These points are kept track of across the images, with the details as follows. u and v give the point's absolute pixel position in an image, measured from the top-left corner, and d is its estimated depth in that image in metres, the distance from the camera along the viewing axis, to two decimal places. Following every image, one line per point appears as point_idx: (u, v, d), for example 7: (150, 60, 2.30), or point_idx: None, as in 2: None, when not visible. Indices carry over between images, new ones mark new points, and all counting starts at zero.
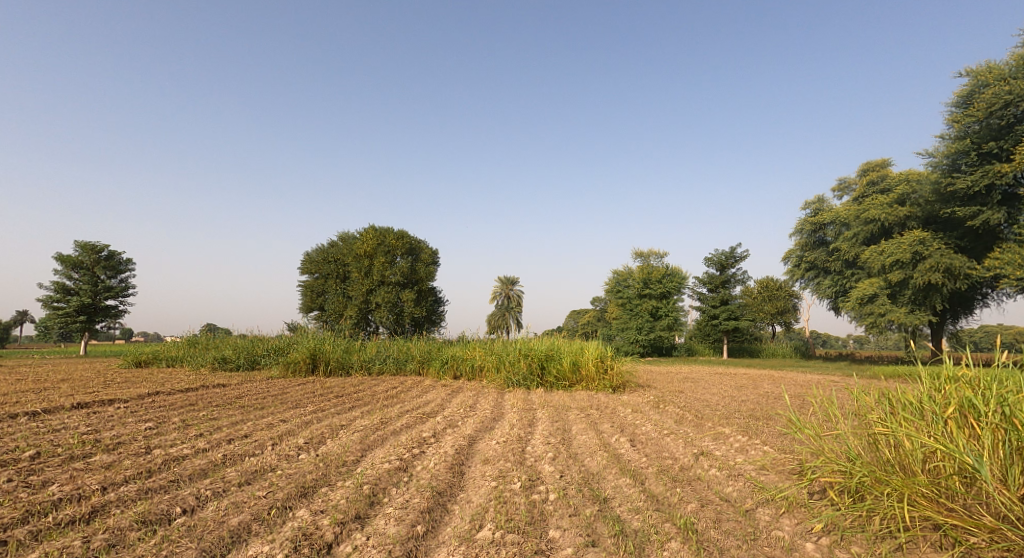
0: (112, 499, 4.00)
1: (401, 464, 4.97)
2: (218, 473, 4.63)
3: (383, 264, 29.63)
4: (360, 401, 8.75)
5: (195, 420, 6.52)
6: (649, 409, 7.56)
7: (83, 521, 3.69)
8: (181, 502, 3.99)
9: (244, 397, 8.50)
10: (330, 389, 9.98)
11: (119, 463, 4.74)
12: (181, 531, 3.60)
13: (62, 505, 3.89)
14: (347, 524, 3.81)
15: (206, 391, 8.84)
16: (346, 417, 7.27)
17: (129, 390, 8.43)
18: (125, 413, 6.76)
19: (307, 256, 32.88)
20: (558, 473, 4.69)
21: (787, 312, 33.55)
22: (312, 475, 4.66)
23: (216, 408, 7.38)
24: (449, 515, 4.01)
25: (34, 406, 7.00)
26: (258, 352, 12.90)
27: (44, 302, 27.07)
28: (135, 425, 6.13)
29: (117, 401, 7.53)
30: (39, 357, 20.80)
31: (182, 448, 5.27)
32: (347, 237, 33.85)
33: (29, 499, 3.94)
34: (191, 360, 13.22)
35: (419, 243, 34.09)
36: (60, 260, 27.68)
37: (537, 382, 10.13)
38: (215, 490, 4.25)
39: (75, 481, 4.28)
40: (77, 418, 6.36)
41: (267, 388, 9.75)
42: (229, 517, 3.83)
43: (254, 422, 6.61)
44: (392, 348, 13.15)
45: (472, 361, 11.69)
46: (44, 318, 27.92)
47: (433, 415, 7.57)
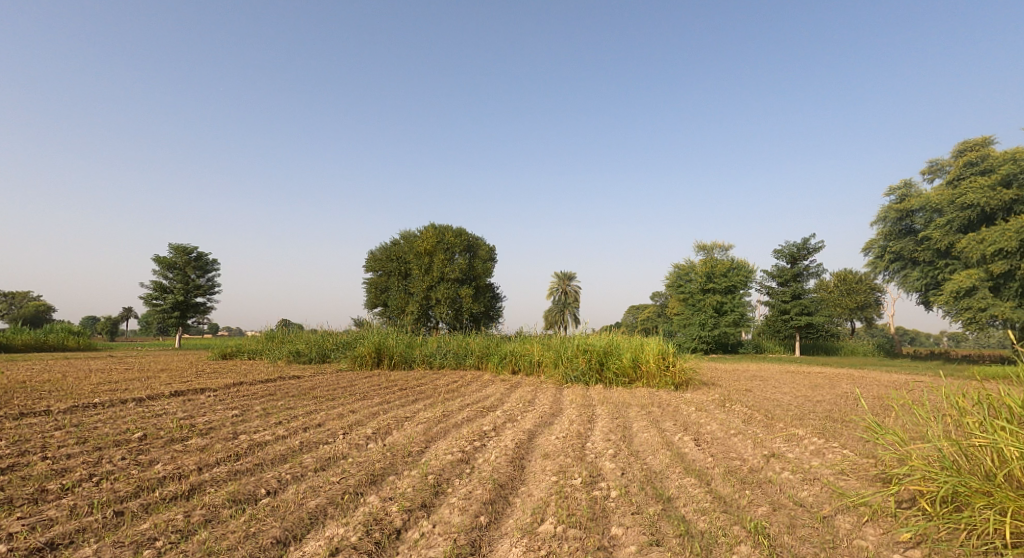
0: (207, 478, 4.33)
1: (463, 456, 5.09)
2: (297, 459, 4.91)
3: (443, 260, 30.11)
4: (421, 395, 8.97)
5: (274, 409, 6.94)
6: (715, 408, 7.36)
7: (184, 497, 4.02)
8: (265, 485, 4.27)
9: (316, 388, 8.96)
10: (396, 382, 10.33)
11: (212, 446, 5.12)
12: (265, 511, 3.85)
13: (165, 482, 4.25)
14: (414, 512, 3.95)
15: (284, 382, 9.39)
16: (411, 410, 7.51)
17: (217, 380, 9.04)
18: (215, 400, 7.33)
19: (372, 254, 33.94)
20: (619, 471, 4.65)
21: (868, 308, 31.67)
22: (380, 463, 4.85)
23: (293, 398, 7.81)
24: (511, 507, 4.08)
25: (139, 392, 7.70)
26: (328, 346, 13.49)
27: (145, 300, 29.57)
28: (223, 412, 6.60)
29: (207, 389, 8.13)
30: (140, 349, 22.67)
31: (264, 434, 5.61)
32: (408, 235, 34.61)
33: (138, 475, 4.34)
34: (268, 354, 14.09)
35: (476, 239, 34.25)
36: (156, 261, 30.01)
37: (596, 377, 10.06)
38: (295, 474, 4.52)
39: (175, 461, 4.66)
40: (175, 404, 6.95)
41: (337, 380, 10.19)
42: (307, 500, 4.06)
43: (326, 412, 6.95)
44: (452, 343, 13.32)
45: (530, 357, 11.73)
46: (145, 314, 30.61)
47: (492, 409, 7.67)
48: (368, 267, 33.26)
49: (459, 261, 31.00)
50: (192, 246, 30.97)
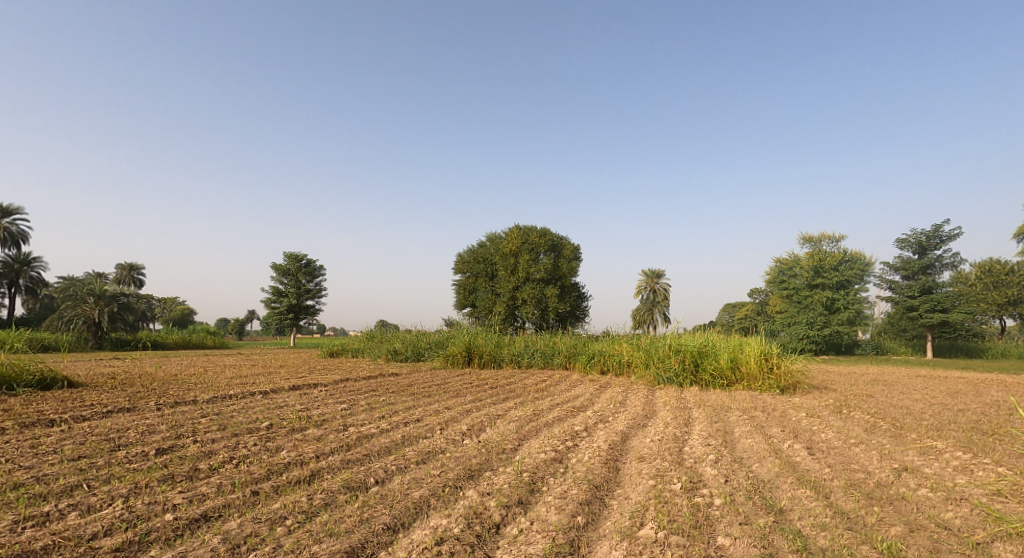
0: (324, 465, 4.62)
1: (557, 455, 5.06)
2: (400, 451, 5.11)
3: (528, 261, 30.26)
4: (512, 393, 9.05)
5: (377, 403, 7.31)
6: (831, 414, 6.77)
7: (306, 482, 4.32)
8: (373, 474, 4.47)
9: (414, 385, 9.33)
10: (487, 380, 10.53)
11: (326, 436, 5.47)
12: (375, 498, 4.04)
13: (290, 467, 4.60)
14: (511, 508, 3.96)
15: (384, 379, 9.88)
16: (502, 408, 7.59)
17: (325, 376, 9.70)
18: (326, 394, 7.86)
19: (460, 256, 34.82)
20: (722, 478, 4.39)
21: (1021, 304, 27.81)
22: (476, 459, 4.93)
23: (393, 394, 8.18)
24: (608, 509, 3.98)
25: (262, 386, 8.44)
26: (422, 345, 14.00)
27: (265, 303, 32.51)
28: (334, 405, 7.04)
29: (319, 384, 8.74)
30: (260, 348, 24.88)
31: (370, 427, 5.92)
32: (494, 237, 35.14)
33: (268, 460, 4.73)
34: (369, 352, 14.91)
35: (561, 238, 34.13)
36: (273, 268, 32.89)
37: (690, 379, 9.62)
38: (399, 466, 4.71)
39: (297, 448, 5.03)
40: (293, 397, 7.54)
41: (432, 378, 10.55)
42: (411, 490, 4.20)
43: (424, 408, 7.20)
44: (540, 343, 13.30)
45: (619, 357, 11.47)
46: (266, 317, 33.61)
47: (583, 410, 7.57)
48: (457, 269, 34.19)
49: (543, 261, 30.97)
50: (302, 253, 33.58)
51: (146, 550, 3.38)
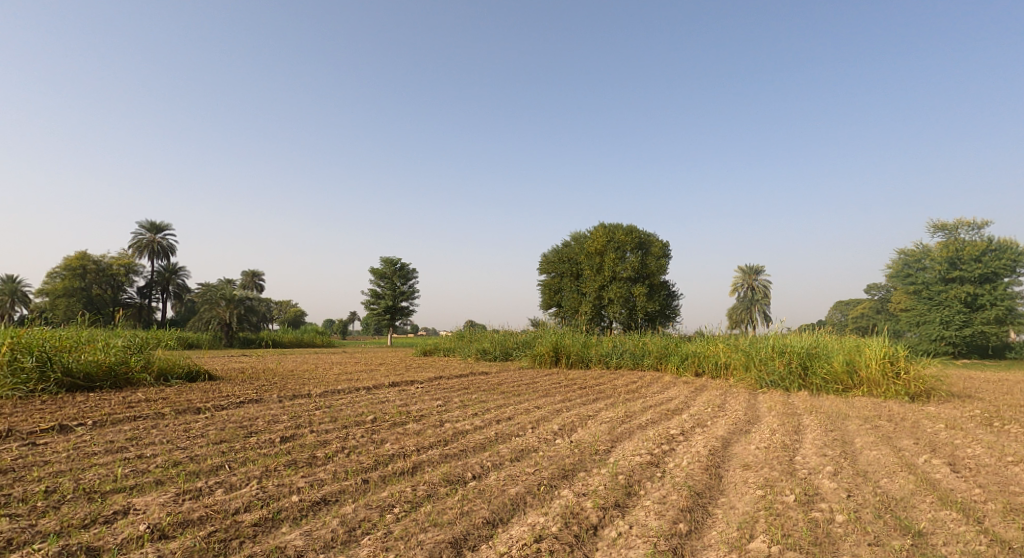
0: (425, 458, 4.85)
1: (652, 459, 4.96)
2: (494, 448, 5.25)
3: (614, 259, 29.78)
4: (602, 394, 8.97)
5: (470, 401, 7.54)
6: (975, 427, 6.09)
7: (410, 473, 4.55)
8: (471, 469, 4.62)
9: (503, 384, 9.52)
10: (576, 381, 10.49)
11: (424, 431, 5.73)
12: (474, 492, 4.17)
13: (394, 459, 4.87)
14: (608, 510, 3.94)
15: (476, 377, 10.14)
16: (593, 408, 7.55)
17: (420, 374, 10.14)
18: (422, 391, 8.22)
19: (544, 256, 34.90)
20: (843, 492, 4.10)
21: None
22: (570, 459, 4.94)
23: (484, 392, 8.39)
24: (712, 518, 3.85)
25: (364, 382, 8.99)
26: (510, 345, 14.20)
27: (365, 305, 34.64)
28: (430, 401, 7.36)
29: (415, 381, 9.16)
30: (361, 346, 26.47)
31: (465, 423, 6.12)
32: (578, 236, 34.86)
33: (376, 451, 5.05)
34: (460, 351, 15.35)
35: (649, 235, 33.29)
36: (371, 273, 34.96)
37: (798, 383, 9.04)
38: (494, 462, 4.83)
39: (399, 441, 5.32)
40: (393, 393, 7.96)
41: (521, 377, 10.70)
42: (508, 487, 4.30)
43: (514, 407, 7.31)
44: (628, 343, 13.01)
45: (715, 359, 11.01)
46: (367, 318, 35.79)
47: (679, 413, 7.34)
48: (542, 269, 34.33)
49: (630, 258, 30.32)
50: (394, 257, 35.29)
51: (275, 525, 3.73)
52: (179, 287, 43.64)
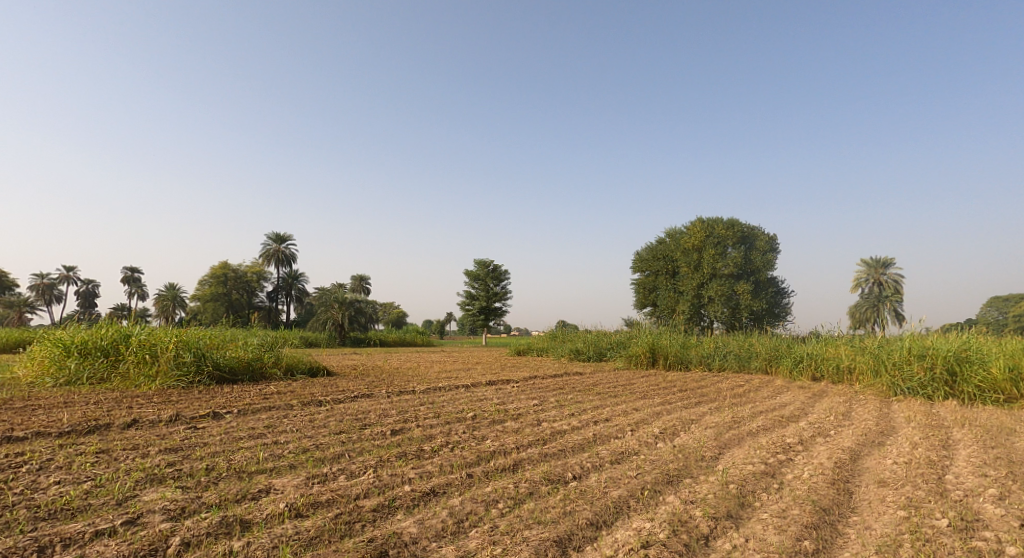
0: (524, 456, 5.01)
1: (767, 469, 4.77)
2: (594, 449, 5.29)
3: (714, 255, 28.53)
4: (705, 397, 8.69)
5: (566, 401, 7.62)
6: None
7: (511, 470, 4.73)
8: (571, 469, 4.71)
9: (599, 384, 9.51)
10: (676, 383, 10.22)
11: (523, 429, 5.91)
12: (576, 493, 4.26)
13: (496, 455, 5.08)
14: (720, 520, 3.86)
15: (571, 377, 10.20)
16: (696, 412, 7.35)
17: (516, 373, 10.39)
18: (518, 390, 8.42)
19: (637, 254, 34.13)
20: (1011, 521, 3.70)
21: None
22: (674, 464, 4.88)
23: (579, 392, 8.44)
24: (842, 537, 3.65)
25: (463, 380, 9.38)
26: (604, 346, 14.08)
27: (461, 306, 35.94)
28: (527, 400, 7.54)
29: (511, 380, 9.41)
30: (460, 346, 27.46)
31: (562, 423, 6.21)
32: (673, 233, 33.74)
33: (477, 448, 5.30)
34: (553, 351, 15.48)
35: (753, 229, 31.57)
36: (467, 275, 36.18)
37: (946, 392, 8.13)
38: (594, 463, 4.88)
39: (499, 439, 5.54)
40: (490, 391, 8.24)
41: (617, 378, 10.62)
42: (610, 489, 4.34)
43: (612, 408, 7.29)
44: (733, 344, 12.42)
45: (836, 362, 10.24)
46: (462, 318, 37.09)
47: (794, 420, 6.93)
48: (635, 268, 33.64)
49: (732, 254, 28.88)
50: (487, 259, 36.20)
51: (391, 512, 4.01)
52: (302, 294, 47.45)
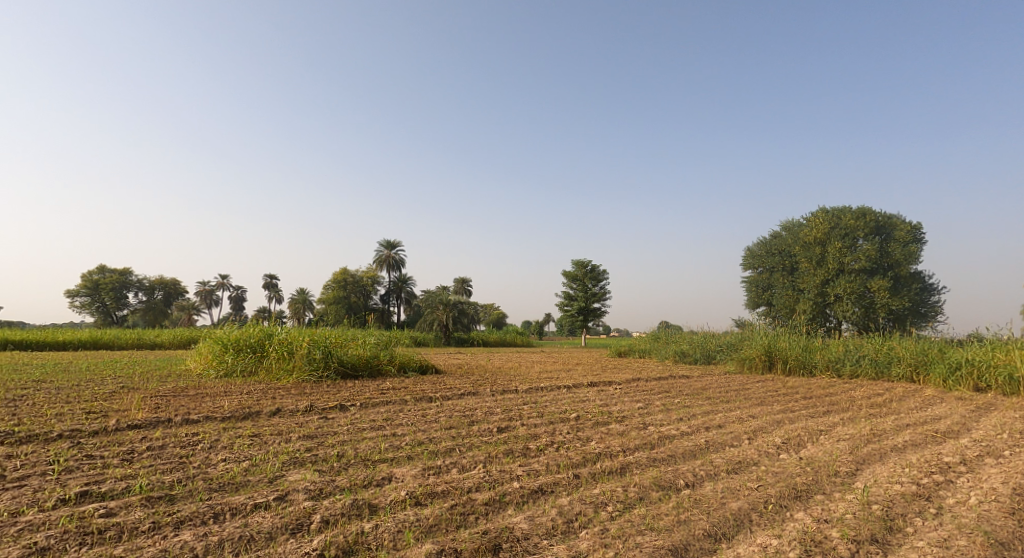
0: (632, 461, 5.00)
1: (920, 491, 4.38)
2: (707, 456, 5.15)
3: (840, 248, 26.22)
4: (835, 407, 8.04)
5: (673, 405, 7.45)
6: None
7: (618, 473, 4.76)
8: (683, 477, 4.63)
9: (709, 389, 9.17)
10: (797, 389, 9.57)
11: (628, 432, 5.89)
12: (690, 501, 4.20)
13: (602, 457, 5.13)
14: (864, 545, 3.62)
15: (677, 381, 9.92)
16: (825, 423, 6.83)
17: (618, 375, 10.30)
18: (622, 392, 8.36)
19: (749, 250, 32.23)
20: None
21: None
22: (801, 478, 4.62)
23: (687, 396, 8.19)
24: None
25: (565, 381, 9.47)
26: (712, 348, 13.48)
27: (561, 306, 36.18)
28: (631, 403, 7.47)
29: (613, 382, 9.35)
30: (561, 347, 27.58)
31: (670, 428, 6.09)
32: (791, 226, 31.43)
33: (582, 449, 5.38)
34: (657, 352, 15.12)
35: (891, 218, 28.48)
36: (567, 275, 36.34)
37: None
38: (709, 472, 4.75)
39: (604, 442, 5.57)
40: (592, 392, 8.25)
41: (728, 382, 10.16)
42: (729, 500, 4.22)
43: (725, 414, 6.96)
44: (868, 348, 11.36)
45: (1003, 370, 8.77)
46: (561, 319, 37.34)
47: (952, 436, 6.22)
48: (745, 265, 31.93)
49: (863, 246, 26.31)
50: (584, 260, 35.98)
51: (502, 507, 4.20)
52: (410, 296, 50.09)
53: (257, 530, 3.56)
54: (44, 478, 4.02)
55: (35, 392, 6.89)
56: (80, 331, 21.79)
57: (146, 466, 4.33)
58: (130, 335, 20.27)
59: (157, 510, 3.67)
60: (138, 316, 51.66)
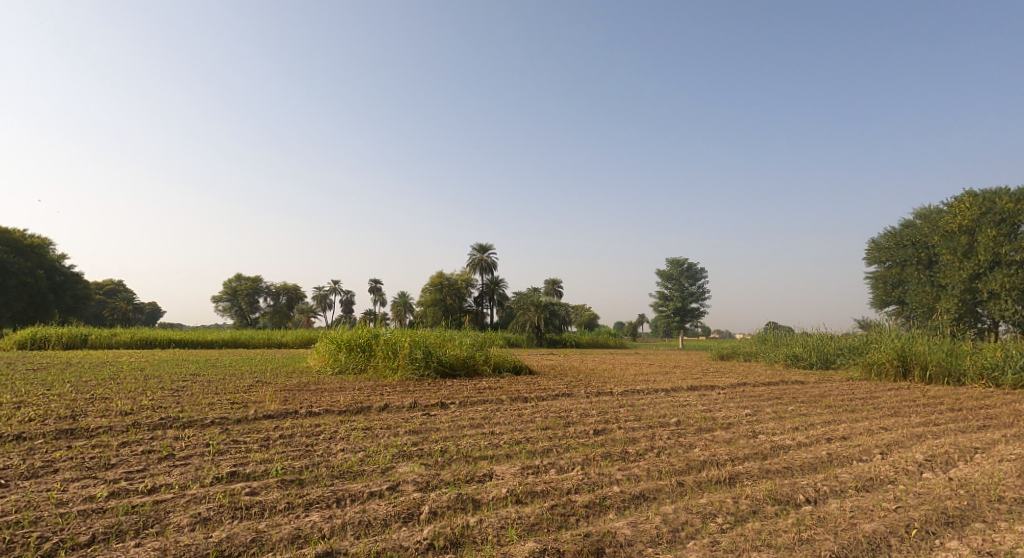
0: (743, 471, 4.74)
1: None
2: (830, 471, 4.75)
3: (994, 237, 21.87)
4: (990, 421, 7.08)
5: (787, 412, 6.96)
6: None
7: (728, 484, 4.53)
8: (803, 491, 4.32)
9: (828, 396, 8.46)
10: (937, 399, 8.57)
11: (737, 441, 5.59)
12: (813, 519, 3.91)
13: (707, 466, 4.91)
14: None
15: (789, 386, 9.26)
16: (978, 439, 6.04)
17: (723, 379, 9.80)
18: (727, 397, 7.94)
19: (875, 242, 29.55)
20: None
21: None
22: (952, 502, 4.13)
23: (803, 404, 7.62)
24: None
25: (664, 384, 9.17)
26: (831, 351, 12.43)
27: (656, 306, 35.25)
28: (738, 409, 7.08)
29: (717, 387, 8.91)
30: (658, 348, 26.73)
31: (785, 437, 5.69)
32: (927, 213, 28.11)
33: (686, 455, 5.19)
34: (763, 356, 14.23)
35: None
36: (663, 275, 35.41)
37: None
38: (833, 488, 4.39)
39: (710, 449, 5.34)
40: (694, 397, 7.92)
41: (852, 389, 9.30)
42: (860, 521, 3.87)
43: (849, 424, 6.38)
44: None
45: None
46: (656, 319, 36.24)
47: None
48: (870, 259, 29.47)
49: None
50: (679, 257, 34.72)
51: (603, 511, 4.15)
52: (502, 298, 50.78)
53: (374, 516, 3.79)
54: (202, 457, 4.56)
55: (190, 384, 7.82)
56: (223, 331, 24.45)
57: (280, 452, 4.76)
58: (262, 335, 22.38)
59: (289, 492, 4.02)
60: (266, 318, 56.99)
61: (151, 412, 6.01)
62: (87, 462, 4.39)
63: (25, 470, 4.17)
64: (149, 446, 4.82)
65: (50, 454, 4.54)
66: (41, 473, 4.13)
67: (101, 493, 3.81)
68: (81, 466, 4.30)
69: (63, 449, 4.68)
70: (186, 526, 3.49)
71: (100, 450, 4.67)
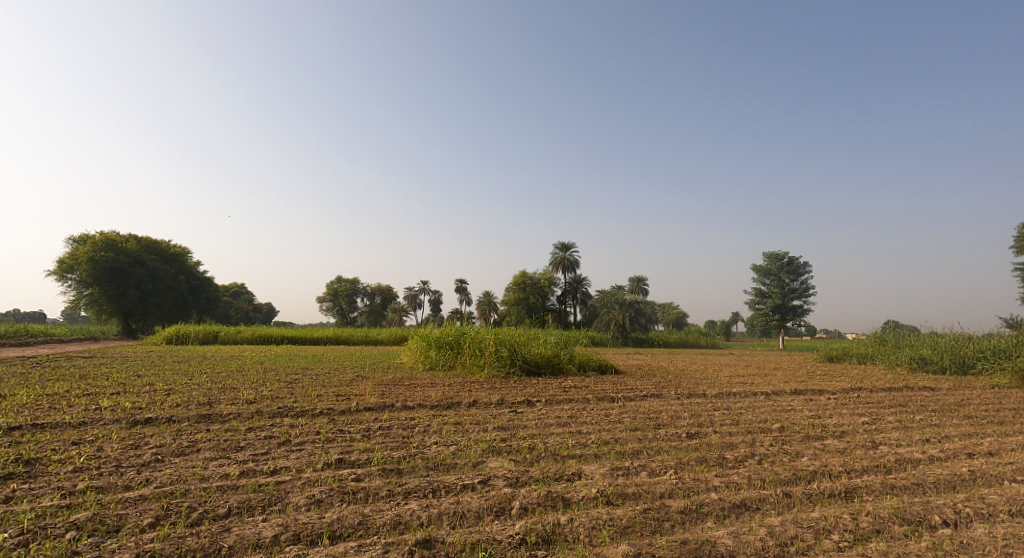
0: (861, 485, 4.29)
1: None
2: (973, 491, 4.18)
3: None
4: None
5: (913, 422, 6.25)
6: None
7: (844, 498, 4.12)
8: (939, 512, 3.83)
9: (965, 405, 7.50)
10: None
11: (852, 451, 5.09)
12: (953, 545, 3.45)
13: (818, 477, 4.49)
14: None
15: (914, 393, 8.32)
16: None
17: (833, 383, 9.00)
18: (838, 403, 7.28)
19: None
20: None
21: None
22: None
23: (933, 413, 6.80)
24: None
25: (765, 387, 8.57)
26: (968, 354, 11.05)
27: (752, 304, 33.39)
28: (852, 416, 6.45)
29: (826, 391, 8.20)
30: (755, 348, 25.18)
31: (911, 450, 5.09)
32: None
33: (792, 464, 4.79)
34: (882, 359, 12.96)
35: None
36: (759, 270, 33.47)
37: None
38: (977, 510, 3.85)
39: (821, 459, 4.90)
40: (801, 402, 7.32)
41: (994, 398, 8.19)
42: (1015, 551, 3.37)
43: (993, 438, 5.60)
44: None
45: None
46: (752, 318, 34.09)
47: None
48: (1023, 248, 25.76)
49: None
50: (778, 252, 32.57)
51: (700, 518, 3.90)
52: (585, 297, 50.34)
53: (467, 508, 3.80)
54: (314, 445, 4.81)
55: (300, 377, 8.35)
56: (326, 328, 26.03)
57: (380, 442, 4.92)
58: (360, 332, 23.59)
59: (390, 480, 4.14)
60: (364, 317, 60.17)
61: (270, 401, 6.48)
62: (223, 443, 4.77)
63: (175, 448, 4.60)
64: (271, 431, 5.16)
65: (194, 435, 5.00)
66: (188, 451, 4.54)
67: (235, 472, 4.12)
68: (218, 447, 4.68)
69: (204, 431, 5.14)
70: (304, 506, 3.69)
71: (232, 434, 5.07)
